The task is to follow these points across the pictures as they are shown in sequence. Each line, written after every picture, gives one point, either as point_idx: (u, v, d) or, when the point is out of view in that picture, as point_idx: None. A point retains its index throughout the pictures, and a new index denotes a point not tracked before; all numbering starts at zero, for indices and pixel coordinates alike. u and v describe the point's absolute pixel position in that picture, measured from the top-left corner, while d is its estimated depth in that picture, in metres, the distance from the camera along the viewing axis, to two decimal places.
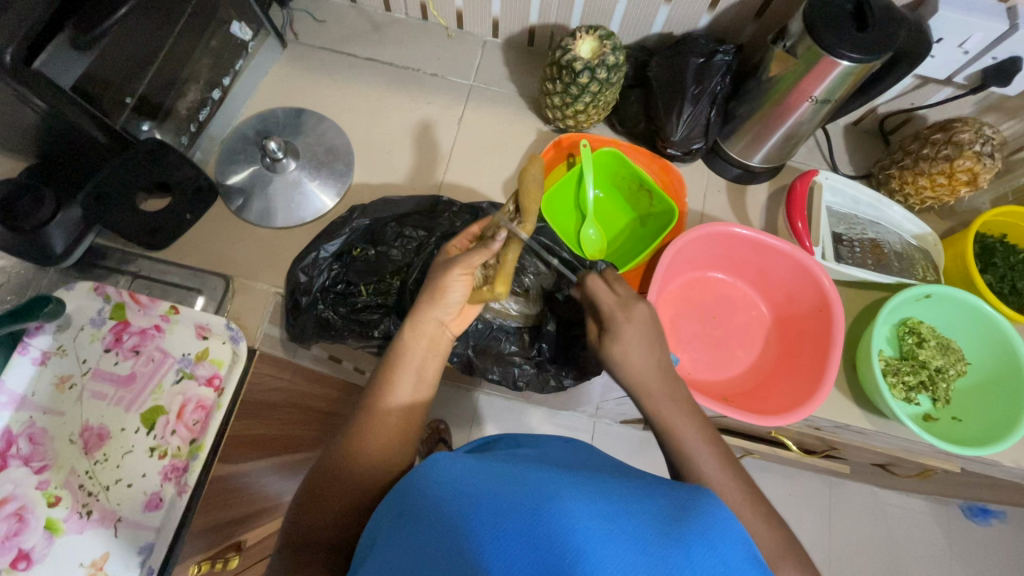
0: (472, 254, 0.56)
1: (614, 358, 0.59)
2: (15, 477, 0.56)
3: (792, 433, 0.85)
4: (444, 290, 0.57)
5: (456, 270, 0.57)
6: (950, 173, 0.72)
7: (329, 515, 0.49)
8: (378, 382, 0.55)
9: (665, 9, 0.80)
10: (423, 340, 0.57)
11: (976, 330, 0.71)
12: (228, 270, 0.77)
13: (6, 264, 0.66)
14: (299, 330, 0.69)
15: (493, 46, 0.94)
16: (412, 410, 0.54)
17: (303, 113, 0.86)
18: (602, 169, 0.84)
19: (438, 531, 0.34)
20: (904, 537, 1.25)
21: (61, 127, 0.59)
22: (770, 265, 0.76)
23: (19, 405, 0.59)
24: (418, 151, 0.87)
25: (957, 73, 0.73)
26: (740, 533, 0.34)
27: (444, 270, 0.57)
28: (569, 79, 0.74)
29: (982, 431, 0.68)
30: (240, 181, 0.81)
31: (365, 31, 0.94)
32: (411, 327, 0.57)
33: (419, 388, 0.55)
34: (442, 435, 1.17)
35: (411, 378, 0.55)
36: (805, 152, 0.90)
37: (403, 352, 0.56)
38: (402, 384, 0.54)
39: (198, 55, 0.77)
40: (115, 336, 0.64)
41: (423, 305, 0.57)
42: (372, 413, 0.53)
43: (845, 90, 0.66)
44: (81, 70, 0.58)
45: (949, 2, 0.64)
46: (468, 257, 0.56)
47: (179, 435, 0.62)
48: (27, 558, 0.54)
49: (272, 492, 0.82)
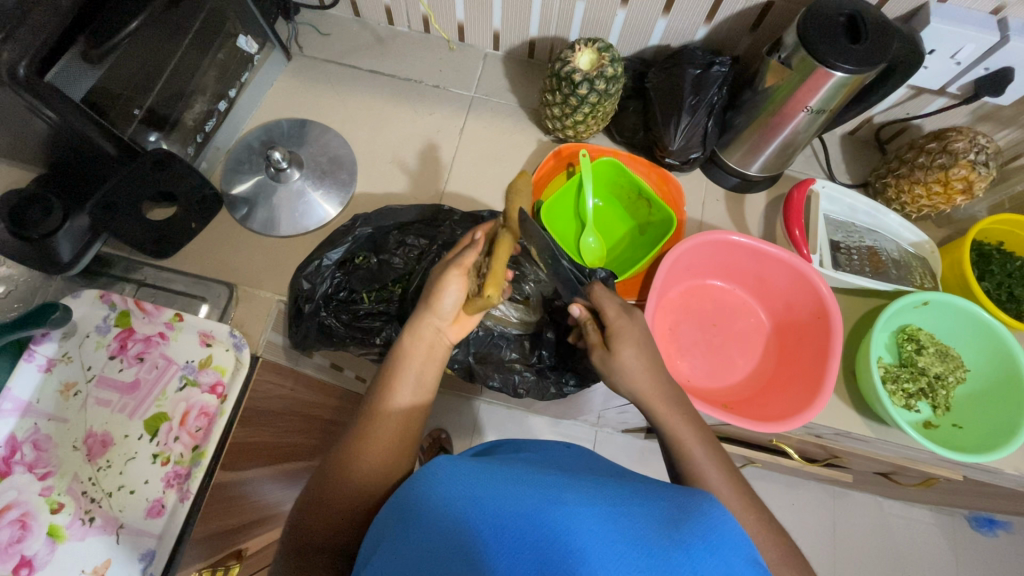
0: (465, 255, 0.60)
1: (611, 362, 0.59)
2: (18, 483, 0.57)
3: (793, 441, 0.86)
4: (441, 294, 0.59)
5: (453, 273, 0.59)
6: (945, 182, 0.73)
7: (328, 523, 0.48)
8: (377, 390, 0.56)
9: (663, 21, 0.81)
10: (422, 345, 0.58)
11: (975, 336, 0.72)
12: (232, 278, 0.78)
13: (14, 273, 0.67)
14: (301, 337, 0.71)
15: (494, 58, 0.95)
16: (415, 410, 0.55)
17: (307, 124, 0.88)
18: (602, 179, 0.86)
19: (442, 532, 0.34)
20: (909, 548, 1.24)
21: (71, 138, 0.61)
22: (770, 274, 0.76)
23: (25, 412, 0.60)
24: (420, 161, 0.88)
25: (951, 83, 0.74)
26: (741, 536, 0.34)
27: (442, 273, 0.60)
28: (568, 90, 0.76)
29: (983, 439, 0.68)
30: (244, 190, 0.82)
31: (369, 44, 0.95)
32: (410, 333, 0.59)
33: (420, 391, 0.56)
34: (444, 444, 1.20)
35: (410, 384, 0.56)
36: (803, 162, 0.91)
37: (405, 359, 0.57)
38: (402, 387, 0.56)
39: (205, 67, 0.78)
40: (120, 343, 0.65)
41: (422, 310, 0.59)
42: (375, 418, 0.53)
43: (840, 100, 0.67)
44: (90, 83, 0.59)
45: (941, 15, 0.65)
46: (461, 258, 0.60)
47: (182, 441, 0.62)
48: (29, 564, 0.54)
49: (273, 500, 0.82)
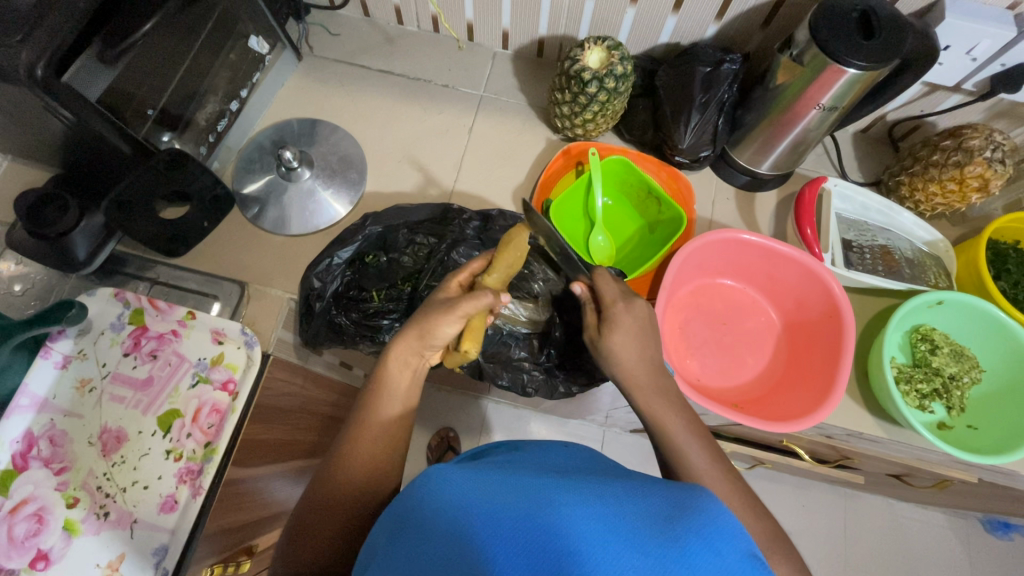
0: (467, 300, 0.55)
1: (609, 363, 0.59)
2: (35, 478, 0.58)
3: (802, 442, 0.85)
4: (433, 332, 0.55)
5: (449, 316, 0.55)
6: (960, 180, 0.72)
7: (335, 520, 0.49)
8: (365, 400, 0.55)
9: (672, 19, 0.81)
10: (406, 372, 0.56)
11: (991, 336, 0.71)
12: (243, 277, 0.79)
13: (31, 271, 0.69)
14: (312, 335, 0.72)
15: (503, 57, 0.96)
16: (403, 429, 0.55)
17: (318, 123, 0.88)
18: (612, 177, 0.85)
19: (436, 541, 0.34)
20: (923, 553, 1.23)
21: (87, 137, 0.61)
22: (780, 272, 0.76)
23: (41, 407, 0.61)
24: (428, 160, 0.89)
25: (966, 80, 0.73)
26: (736, 527, 0.34)
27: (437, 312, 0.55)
28: (578, 88, 0.75)
29: (998, 441, 0.67)
30: (255, 190, 0.83)
31: (378, 44, 0.96)
32: (393, 357, 0.56)
33: (407, 410, 0.56)
34: (452, 443, 1.20)
35: (395, 406, 0.55)
36: (815, 160, 0.90)
37: (389, 389, 0.56)
38: (389, 406, 0.55)
39: (217, 68, 0.79)
40: (134, 341, 0.66)
41: (407, 337, 0.56)
42: (371, 425, 0.53)
43: (854, 97, 0.66)
44: (105, 84, 0.60)
45: (958, 10, 0.64)
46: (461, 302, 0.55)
47: (194, 438, 0.63)
48: (45, 558, 0.55)
49: (282, 497, 0.83)
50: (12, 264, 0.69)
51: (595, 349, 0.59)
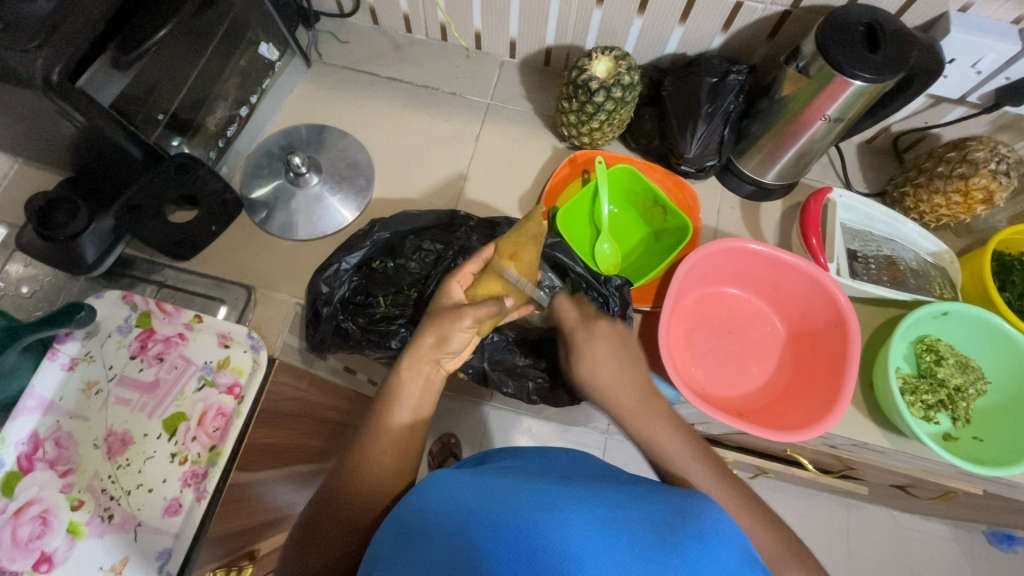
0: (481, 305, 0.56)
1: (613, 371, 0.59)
2: (40, 480, 0.58)
3: (807, 452, 0.85)
4: (448, 339, 0.56)
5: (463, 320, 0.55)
6: (966, 191, 0.72)
7: (336, 529, 0.49)
8: (376, 407, 0.56)
9: (678, 31, 0.81)
10: (417, 379, 0.56)
11: (997, 348, 0.71)
12: (250, 280, 0.79)
13: (39, 273, 0.69)
14: (318, 339, 0.72)
15: (509, 65, 0.96)
16: (409, 436, 0.55)
17: (326, 130, 0.89)
18: (617, 186, 0.86)
19: (438, 547, 0.34)
20: (927, 565, 1.22)
21: (99, 141, 0.62)
22: (785, 281, 0.76)
23: (47, 410, 0.61)
24: (435, 167, 0.89)
25: (971, 92, 0.74)
26: (736, 534, 0.34)
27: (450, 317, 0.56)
28: (585, 98, 0.76)
29: (1003, 453, 0.66)
30: (264, 195, 0.83)
31: (387, 51, 0.97)
32: (407, 366, 0.56)
33: (418, 416, 0.55)
34: (453, 450, 1.20)
35: (407, 412, 0.55)
36: (819, 170, 0.91)
37: (400, 391, 0.55)
38: (399, 409, 0.55)
39: (227, 74, 0.80)
40: (140, 343, 0.66)
41: (424, 347, 0.56)
42: (381, 434, 0.53)
43: (859, 108, 0.66)
44: (118, 89, 0.61)
45: (961, 23, 0.65)
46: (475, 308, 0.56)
47: (199, 441, 0.62)
48: (49, 560, 0.55)
49: (285, 502, 0.82)
50: (21, 265, 0.69)
51: (600, 354, 0.60)
